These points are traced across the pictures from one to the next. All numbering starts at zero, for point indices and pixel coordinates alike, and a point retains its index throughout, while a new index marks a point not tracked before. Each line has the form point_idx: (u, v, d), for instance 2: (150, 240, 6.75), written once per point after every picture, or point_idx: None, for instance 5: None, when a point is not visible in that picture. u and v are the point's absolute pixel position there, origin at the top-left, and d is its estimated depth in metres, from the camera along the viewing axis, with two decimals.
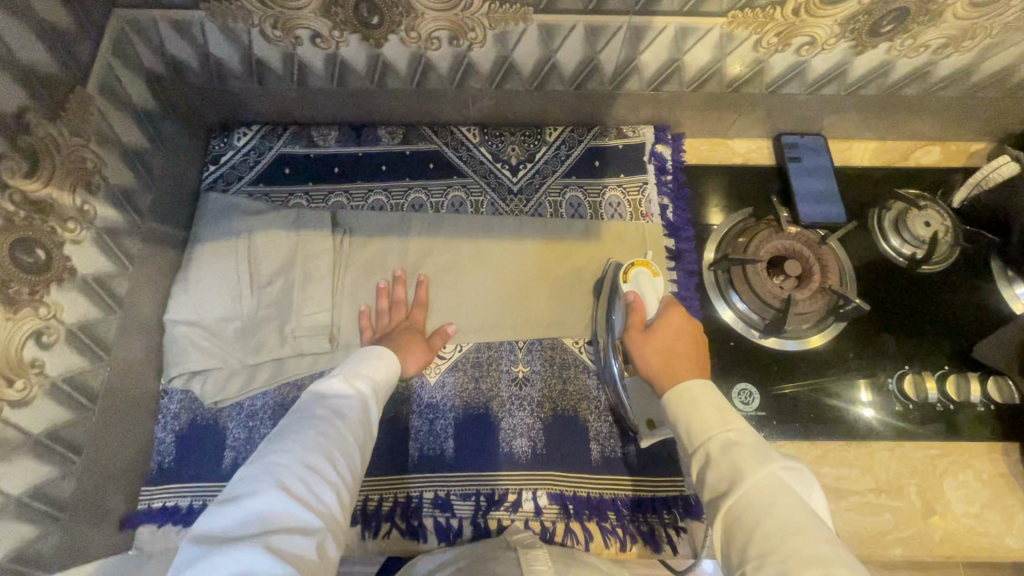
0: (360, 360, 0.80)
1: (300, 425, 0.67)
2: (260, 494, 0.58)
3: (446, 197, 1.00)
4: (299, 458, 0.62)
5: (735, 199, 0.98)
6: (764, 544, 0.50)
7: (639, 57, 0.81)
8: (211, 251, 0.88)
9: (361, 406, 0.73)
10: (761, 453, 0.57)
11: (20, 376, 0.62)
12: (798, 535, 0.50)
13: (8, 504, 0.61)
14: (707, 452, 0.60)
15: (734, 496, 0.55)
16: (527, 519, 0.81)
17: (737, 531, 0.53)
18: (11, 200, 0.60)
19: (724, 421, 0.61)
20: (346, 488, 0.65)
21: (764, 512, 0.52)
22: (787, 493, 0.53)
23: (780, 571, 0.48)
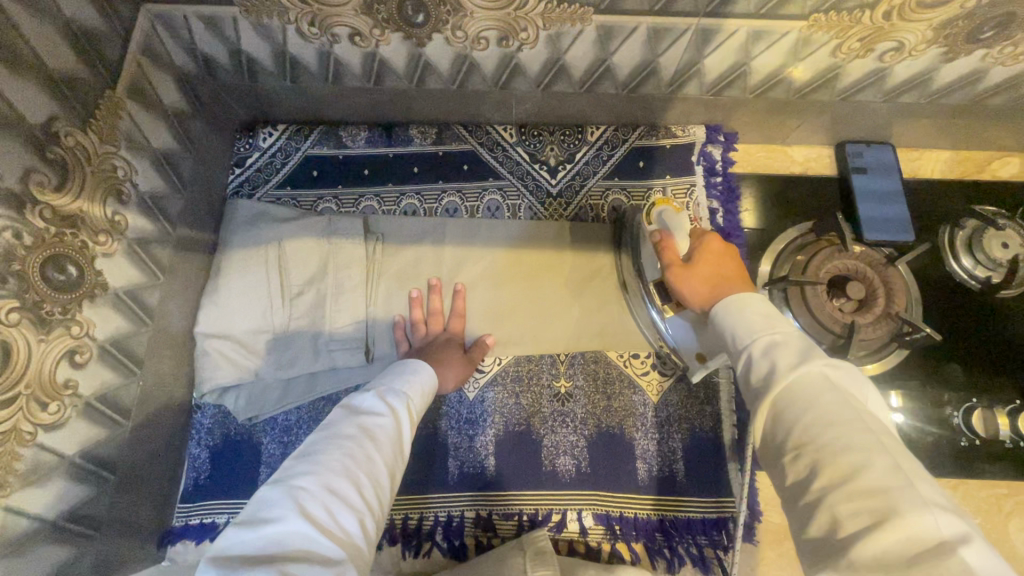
0: (393, 377, 0.72)
1: (326, 443, 0.59)
2: (278, 520, 0.50)
3: (481, 201, 0.93)
4: (322, 478, 0.54)
5: (792, 212, 0.92)
6: (803, 434, 0.44)
7: (702, 60, 0.75)
8: (239, 259, 0.84)
9: (395, 426, 0.65)
10: (806, 352, 0.50)
11: (55, 399, 0.59)
12: (840, 426, 0.43)
13: (44, 529, 0.59)
14: (750, 357, 0.53)
15: (773, 392, 0.48)
16: (571, 540, 0.78)
17: (772, 421, 0.48)
18: (41, 216, 0.56)
19: (770, 324, 0.55)
20: (373, 518, 0.56)
21: (804, 405, 0.46)
22: (833, 389, 0.46)
23: (814, 461, 0.43)
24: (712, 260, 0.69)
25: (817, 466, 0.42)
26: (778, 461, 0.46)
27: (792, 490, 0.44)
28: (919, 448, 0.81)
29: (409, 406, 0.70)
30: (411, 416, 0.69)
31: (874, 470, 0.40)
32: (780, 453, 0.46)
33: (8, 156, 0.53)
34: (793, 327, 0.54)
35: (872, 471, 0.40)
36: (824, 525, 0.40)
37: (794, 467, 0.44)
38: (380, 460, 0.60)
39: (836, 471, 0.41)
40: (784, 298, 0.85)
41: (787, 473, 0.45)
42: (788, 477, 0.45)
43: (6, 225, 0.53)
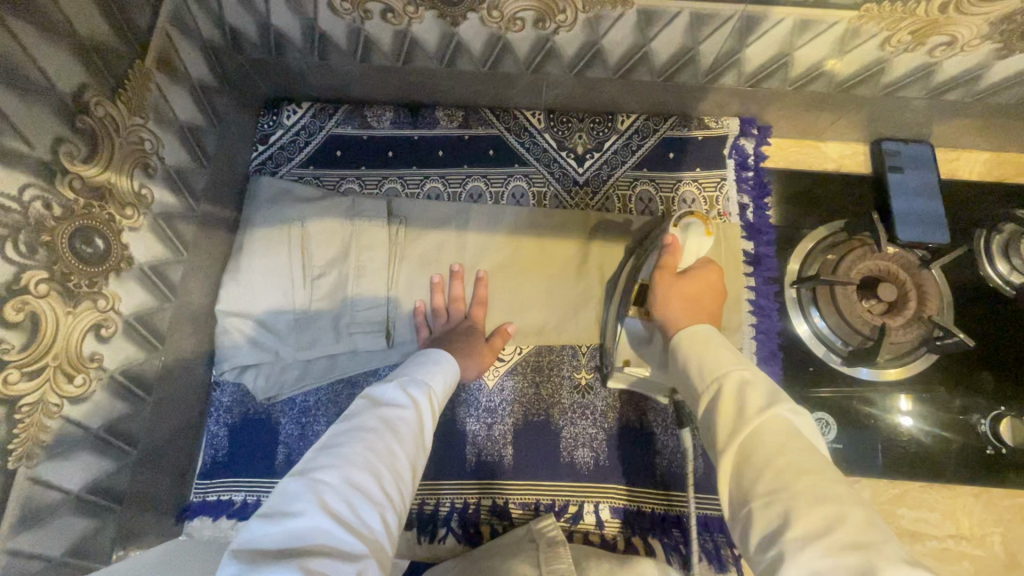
0: (415, 367, 0.71)
1: (347, 435, 0.58)
2: (299, 514, 0.50)
3: (506, 187, 0.92)
4: (344, 473, 0.54)
5: (824, 209, 0.90)
6: (775, 482, 0.44)
7: (744, 49, 0.73)
8: (263, 238, 0.83)
9: (417, 417, 0.64)
10: (773, 394, 0.51)
11: (81, 371, 0.59)
12: (812, 478, 0.43)
13: (69, 500, 0.59)
14: (716, 395, 0.53)
15: (745, 434, 0.48)
16: (588, 532, 0.78)
17: (740, 464, 0.47)
18: (70, 186, 0.55)
19: (738, 360, 0.56)
20: (395, 511, 0.56)
21: (774, 451, 0.46)
22: (798, 437, 0.47)
23: (789, 509, 0.42)
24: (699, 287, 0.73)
25: (790, 515, 0.42)
26: (744, 509, 0.45)
27: (758, 541, 0.43)
28: (942, 454, 0.80)
29: (431, 397, 0.69)
30: (433, 407, 0.68)
31: (847, 525, 0.40)
32: (745, 501, 0.45)
33: (38, 124, 0.52)
34: (757, 369, 0.55)
35: (847, 525, 0.40)
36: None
37: (763, 514, 0.43)
38: (403, 453, 0.59)
39: (810, 523, 0.41)
40: (811, 298, 0.85)
41: (753, 523, 0.44)
42: (754, 529, 0.44)
43: (37, 194, 0.52)
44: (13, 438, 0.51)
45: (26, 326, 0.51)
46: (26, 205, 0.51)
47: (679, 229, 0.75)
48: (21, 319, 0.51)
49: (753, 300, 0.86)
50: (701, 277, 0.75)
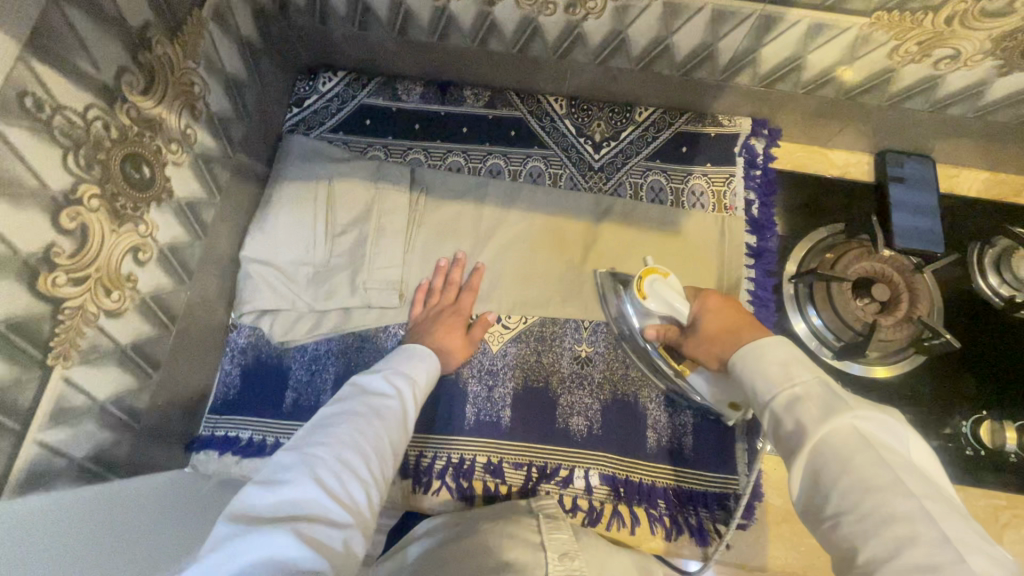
0: (403, 359, 0.75)
1: (337, 418, 0.61)
2: (292, 484, 0.51)
3: (524, 166, 0.96)
4: (335, 450, 0.56)
5: (825, 212, 0.94)
6: (841, 503, 0.45)
7: (761, 48, 0.77)
8: (290, 191, 0.87)
9: (402, 406, 0.67)
10: (830, 405, 0.50)
11: (118, 288, 0.62)
12: (879, 495, 0.44)
13: (95, 408, 0.63)
14: (772, 413, 0.54)
15: (805, 453, 0.49)
16: (576, 496, 0.81)
17: (811, 480, 0.49)
18: (128, 114, 0.60)
19: (786, 376, 0.55)
20: (380, 491, 0.58)
21: (840, 470, 0.46)
22: (863, 448, 0.47)
23: (859, 529, 0.44)
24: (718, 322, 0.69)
25: (860, 535, 0.43)
26: (821, 525, 0.47)
27: (840, 557, 0.45)
28: None
29: (416, 388, 0.72)
30: (417, 399, 0.72)
31: (924, 544, 0.41)
32: (821, 517, 0.47)
33: (108, 51, 0.56)
34: (814, 378, 0.54)
35: (920, 544, 0.40)
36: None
37: (837, 533, 0.45)
38: (388, 438, 0.62)
39: (882, 543, 0.42)
40: (808, 296, 0.88)
41: (830, 541, 0.46)
42: (834, 546, 0.46)
43: (99, 115, 0.56)
44: (54, 336, 0.55)
45: (76, 235, 0.55)
46: (89, 122, 0.55)
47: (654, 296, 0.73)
48: (74, 228, 0.55)
49: (752, 291, 0.90)
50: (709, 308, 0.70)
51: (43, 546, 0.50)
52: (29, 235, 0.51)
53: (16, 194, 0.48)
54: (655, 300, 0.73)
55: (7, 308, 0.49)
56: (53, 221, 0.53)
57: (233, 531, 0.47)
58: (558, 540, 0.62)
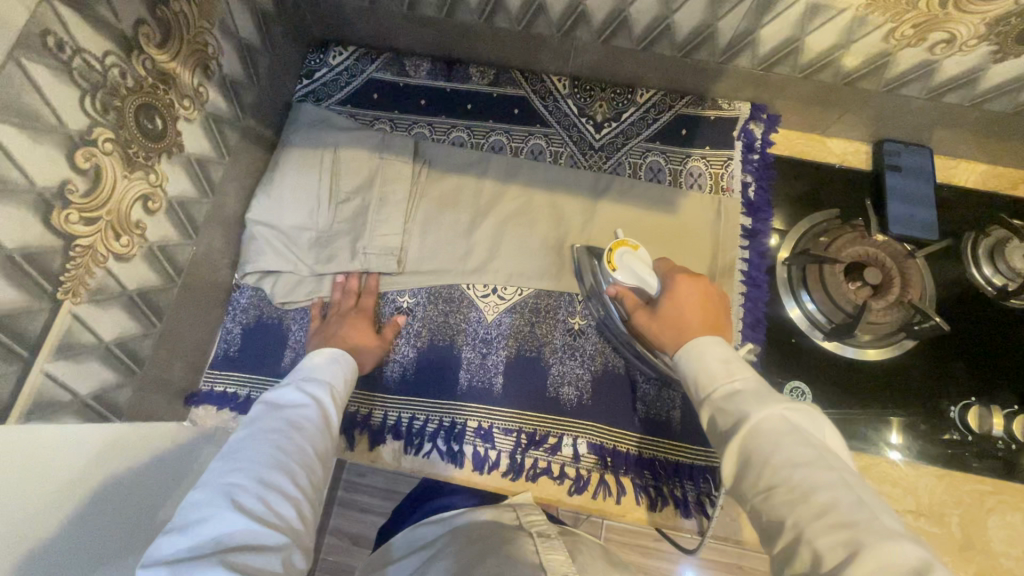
0: (322, 364, 0.76)
1: (250, 441, 0.62)
2: (210, 519, 0.53)
3: (526, 144, 0.98)
4: (252, 474, 0.58)
5: (822, 196, 0.94)
6: (771, 477, 0.50)
7: (759, 30, 0.79)
8: (297, 157, 0.90)
9: (320, 415, 0.69)
10: (763, 398, 0.55)
11: (126, 234, 0.65)
12: (806, 468, 0.48)
13: (101, 348, 0.65)
14: (712, 405, 0.59)
15: (739, 438, 0.53)
16: (563, 464, 0.82)
17: (746, 463, 0.52)
18: (143, 65, 0.62)
19: (728, 372, 0.60)
20: (308, 501, 0.61)
21: (770, 449, 0.51)
22: (793, 430, 0.52)
23: (787, 500, 0.48)
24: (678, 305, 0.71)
25: (788, 506, 0.47)
26: (754, 501, 0.51)
27: (769, 529, 0.49)
28: (909, 434, 0.84)
29: (337, 391, 0.75)
30: (340, 404, 0.74)
31: (843, 507, 0.45)
32: (755, 495, 0.51)
33: (127, 2, 0.58)
34: (751, 377, 0.59)
35: (841, 507, 0.45)
36: (807, 556, 0.44)
37: (766, 506, 0.49)
38: (310, 450, 0.65)
39: (806, 510, 0.46)
40: (802, 279, 0.89)
41: (761, 514, 0.50)
42: (766, 517, 0.49)
43: (116, 62, 0.58)
44: (65, 271, 0.57)
45: (90, 176, 0.58)
46: (106, 68, 0.57)
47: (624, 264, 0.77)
48: (87, 167, 0.57)
49: (746, 271, 0.90)
50: (676, 292, 0.72)
51: (54, 502, 0.55)
52: (45, 170, 0.53)
53: (37, 129, 0.51)
54: (624, 272, 0.77)
55: (22, 238, 0.52)
56: (69, 159, 0.55)
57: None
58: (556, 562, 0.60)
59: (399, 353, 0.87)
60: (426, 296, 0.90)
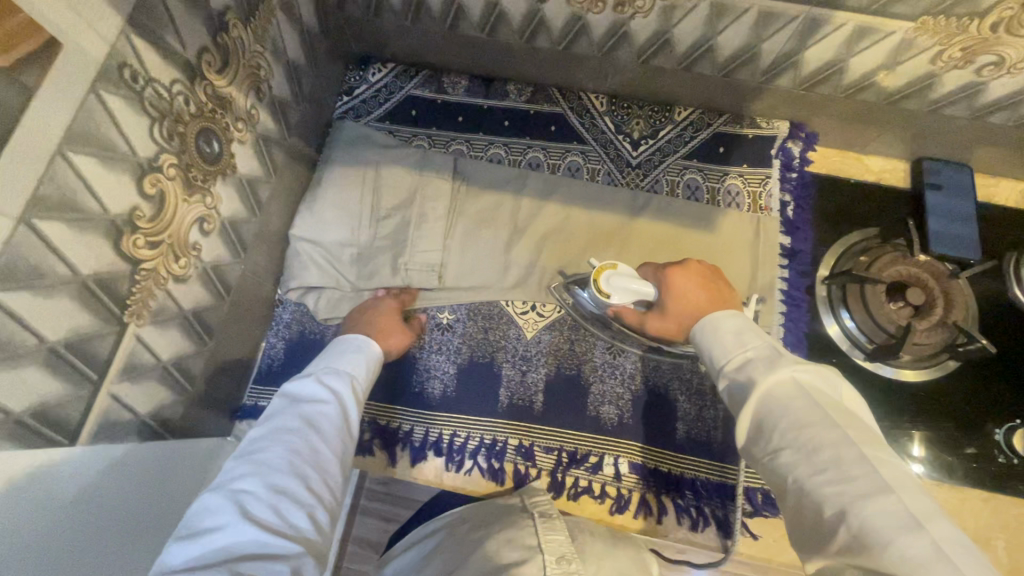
0: (335, 358, 0.75)
1: (265, 442, 0.62)
2: (221, 527, 0.52)
3: (563, 161, 0.99)
4: (265, 480, 0.57)
5: (861, 215, 0.94)
6: (781, 438, 0.52)
7: (804, 51, 0.79)
8: (340, 175, 0.91)
9: (338, 414, 0.68)
10: (774, 362, 0.58)
11: (185, 256, 0.66)
12: (811, 427, 0.50)
13: (158, 368, 0.66)
14: (725, 373, 0.61)
15: (753, 401, 0.55)
16: (604, 483, 0.83)
17: (757, 426, 0.55)
18: (204, 91, 0.63)
19: (740, 343, 0.62)
20: (323, 507, 0.59)
21: (780, 411, 0.53)
22: (801, 393, 0.53)
23: (794, 459, 0.50)
24: (681, 299, 0.72)
25: (795, 463, 0.50)
26: (761, 459, 0.54)
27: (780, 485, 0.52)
28: (954, 457, 0.83)
29: (354, 384, 0.73)
30: (356, 398, 0.72)
31: (847, 464, 0.47)
32: (763, 454, 0.54)
33: (193, 31, 0.59)
34: (761, 342, 0.61)
35: (844, 464, 0.47)
36: (810, 510, 0.48)
37: (775, 464, 0.52)
38: (323, 450, 0.63)
39: (811, 466, 0.49)
40: (841, 299, 0.89)
41: (770, 471, 0.53)
42: (776, 477, 0.52)
43: (181, 90, 0.60)
44: (131, 294, 0.58)
45: (155, 201, 0.59)
46: (173, 96, 0.58)
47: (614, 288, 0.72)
48: (154, 193, 0.58)
49: (785, 291, 0.91)
50: (677, 285, 0.73)
51: (108, 506, 0.56)
52: (117, 197, 0.54)
53: (111, 158, 0.52)
54: (617, 294, 0.72)
55: (95, 265, 0.53)
56: (138, 186, 0.56)
57: None
58: (555, 543, 0.63)
59: (439, 369, 0.88)
60: (466, 312, 0.91)
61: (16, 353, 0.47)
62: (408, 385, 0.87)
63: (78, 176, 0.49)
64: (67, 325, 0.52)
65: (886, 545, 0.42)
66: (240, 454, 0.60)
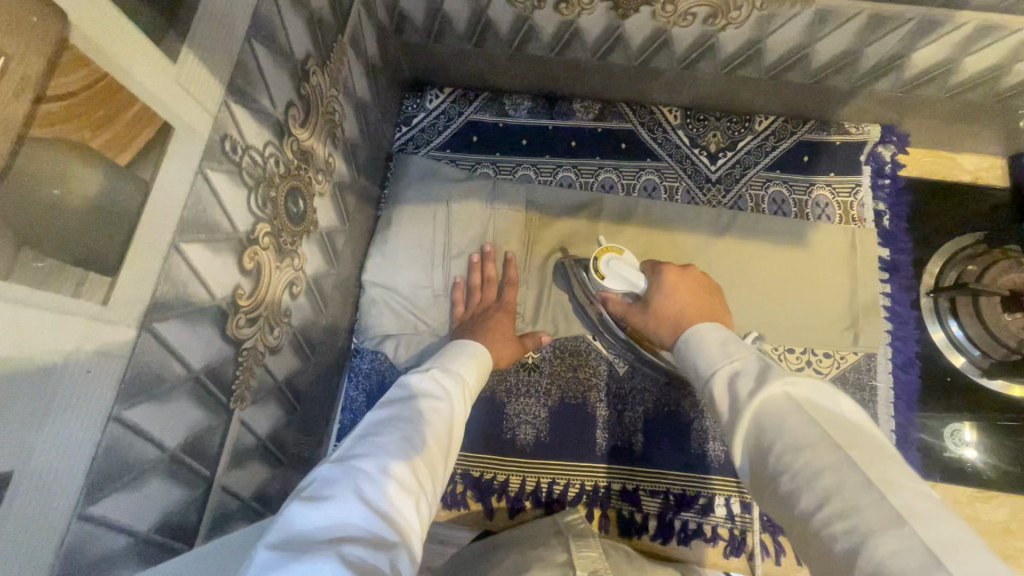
0: (448, 357, 0.68)
1: (383, 425, 0.54)
2: (337, 500, 0.44)
3: (638, 180, 0.93)
4: (382, 462, 0.49)
5: (961, 219, 0.89)
6: (778, 464, 0.44)
7: (912, 53, 0.73)
8: (409, 214, 0.86)
9: (451, 413, 0.60)
10: (763, 375, 0.50)
11: (278, 325, 0.61)
12: (810, 450, 0.43)
13: (259, 447, 0.62)
14: (711, 388, 0.54)
15: (743, 423, 0.48)
16: (716, 524, 0.79)
17: (756, 451, 0.47)
18: (291, 149, 0.58)
19: (725, 354, 0.55)
20: (426, 506, 0.50)
21: (774, 434, 0.46)
22: (798, 410, 0.46)
23: (794, 486, 0.43)
24: (671, 302, 0.68)
25: (796, 491, 0.42)
26: (765, 488, 0.46)
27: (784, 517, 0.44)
28: None
29: (465, 387, 0.66)
30: (467, 396, 0.65)
31: (851, 490, 0.40)
32: (764, 482, 0.46)
33: (281, 86, 0.54)
34: (749, 354, 0.54)
35: (847, 491, 0.40)
36: (817, 548, 0.40)
37: (774, 494, 0.45)
38: (437, 449, 0.55)
39: (814, 494, 0.41)
40: (949, 308, 0.84)
41: (769, 502, 0.46)
42: (778, 506, 0.45)
43: (273, 151, 0.54)
44: (235, 379, 0.54)
45: (254, 275, 0.54)
46: (266, 159, 0.53)
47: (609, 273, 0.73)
48: (252, 268, 0.53)
49: (889, 307, 0.86)
50: (673, 286, 0.69)
51: None
52: (221, 280, 0.49)
53: (215, 240, 0.47)
54: (613, 278, 0.73)
55: (205, 357, 0.48)
56: (239, 263, 0.51)
57: (269, 556, 0.40)
58: (587, 560, 0.61)
59: (530, 413, 0.83)
60: (551, 350, 0.86)
61: (142, 469, 0.43)
62: (498, 433, 0.83)
63: (189, 267, 0.44)
64: (184, 427, 0.47)
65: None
66: (360, 433, 0.53)
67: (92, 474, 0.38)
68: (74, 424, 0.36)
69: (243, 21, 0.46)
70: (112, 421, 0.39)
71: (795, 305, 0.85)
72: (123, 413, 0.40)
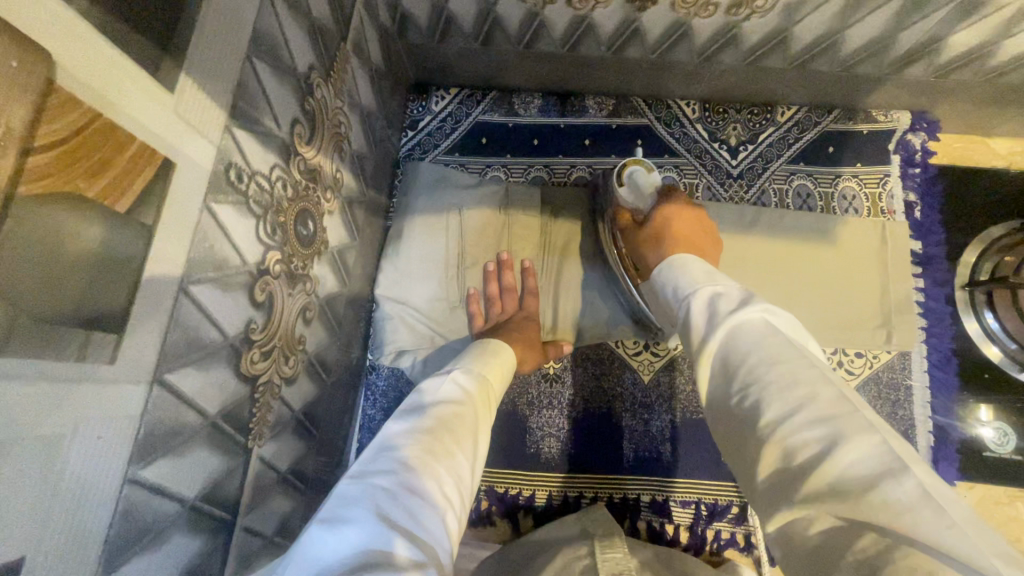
0: (465, 359, 0.64)
1: (403, 436, 0.49)
2: (355, 524, 0.39)
3: (656, 178, 0.89)
4: (402, 477, 0.44)
5: (995, 208, 0.85)
6: (751, 373, 0.40)
7: (949, 36, 0.69)
8: (421, 224, 0.82)
9: (475, 416, 0.55)
10: (748, 298, 0.45)
11: (293, 354, 0.58)
12: (788, 363, 0.39)
13: (278, 480, 0.59)
14: (689, 308, 0.48)
15: (718, 339, 0.43)
16: (751, 533, 0.76)
17: (722, 372, 0.42)
18: (299, 169, 0.55)
19: (708, 280, 0.50)
20: (454, 520, 0.45)
21: (748, 351, 0.41)
22: (779, 333, 0.42)
23: (761, 398, 0.38)
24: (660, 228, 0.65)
25: (762, 403, 0.38)
26: (728, 405, 0.41)
27: (739, 431, 0.39)
28: None
29: (486, 387, 0.60)
30: (490, 398, 0.60)
31: (823, 402, 0.36)
32: (728, 398, 0.41)
33: (285, 104, 0.51)
34: (734, 282, 0.49)
35: (819, 401, 0.36)
36: (774, 456, 0.35)
37: (737, 406, 0.39)
38: (463, 456, 0.50)
39: (783, 403, 0.37)
40: (985, 300, 0.81)
41: (729, 415, 0.40)
42: (735, 419, 0.39)
43: (280, 174, 0.51)
44: (251, 417, 0.51)
45: (266, 307, 0.51)
46: (274, 184, 0.50)
47: (626, 185, 0.72)
48: (264, 301, 0.50)
49: (922, 303, 0.83)
50: (668, 214, 0.66)
51: None
52: (233, 318, 0.46)
53: (224, 277, 0.44)
54: (629, 188, 0.72)
55: (221, 400, 0.46)
56: (250, 297, 0.48)
57: None
58: (613, 562, 0.56)
59: (553, 425, 0.81)
60: (573, 359, 0.83)
61: (159, 526, 0.40)
62: (523, 447, 0.81)
63: (199, 309, 0.41)
64: (201, 477, 0.44)
65: (866, 491, 0.31)
66: (378, 446, 0.48)
67: (109, 540, 0.35)
68: (88, 495, 0.33)
69: (243, 40, 0.43)
70: (126, 484, 0.36)
71: (831, 302, 0.79)
72: (139, 473, 0.37)
